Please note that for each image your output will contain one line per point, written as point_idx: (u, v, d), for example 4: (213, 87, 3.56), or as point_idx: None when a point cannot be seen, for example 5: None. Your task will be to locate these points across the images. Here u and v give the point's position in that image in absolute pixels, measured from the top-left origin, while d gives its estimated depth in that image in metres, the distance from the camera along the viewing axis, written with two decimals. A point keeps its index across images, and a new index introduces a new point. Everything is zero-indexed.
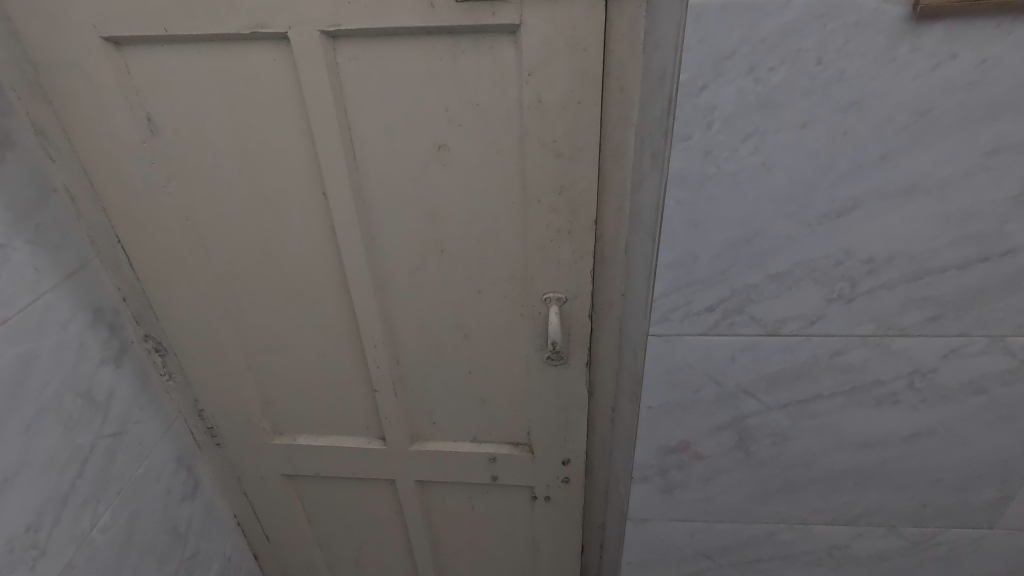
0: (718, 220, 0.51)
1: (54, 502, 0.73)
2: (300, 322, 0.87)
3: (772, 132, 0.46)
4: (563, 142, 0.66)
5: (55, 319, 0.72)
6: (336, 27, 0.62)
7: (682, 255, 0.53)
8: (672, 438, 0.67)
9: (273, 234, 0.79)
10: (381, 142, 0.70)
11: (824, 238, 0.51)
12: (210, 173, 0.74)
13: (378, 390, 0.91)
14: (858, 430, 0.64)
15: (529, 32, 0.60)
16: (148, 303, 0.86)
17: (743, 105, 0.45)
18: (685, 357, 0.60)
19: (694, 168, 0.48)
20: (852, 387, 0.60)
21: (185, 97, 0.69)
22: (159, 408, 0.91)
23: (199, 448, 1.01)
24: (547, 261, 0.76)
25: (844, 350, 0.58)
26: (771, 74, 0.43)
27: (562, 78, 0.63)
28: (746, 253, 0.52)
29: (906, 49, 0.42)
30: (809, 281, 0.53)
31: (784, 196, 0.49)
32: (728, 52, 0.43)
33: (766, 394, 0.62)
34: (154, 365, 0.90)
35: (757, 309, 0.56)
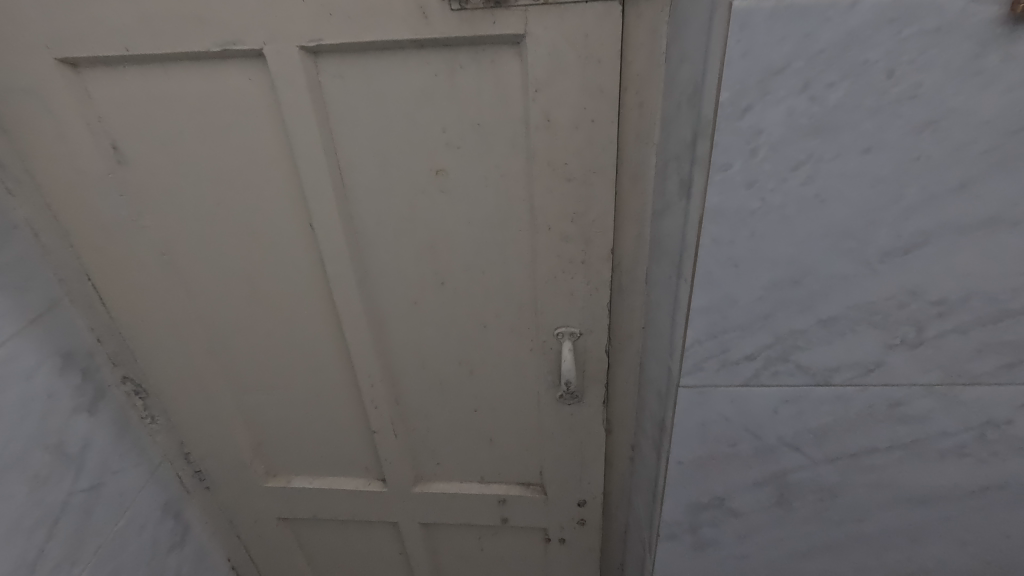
0: (763, 261, 0.43)
1: (21, 571, 0.66)
2: (290, 361, 0.80)
3: (828, 158, 0.39)
4: (574, 165, 0.59)
5: (18, 369, 0.65)
6: (316, 42, 0.55)
7: (719, 299, 0.46)
8: (704, 494, 0.60)
9: (256, 269, 0.72)
10: (373, 168, 0.63)
11: (886, 277, 0.43)
12: (185, 204, 0.67)
13: (376, 431, 0.84)
14: (916, 484, 0.56)
15: (535, 43, 0.53)
16: (125, 342, 0.79)
17: (795, 128, 0.38)
18: (720, 409, 0.53)
19: (734, 202, 0.41)
20: (911, 439, 0.53)
21: (155, 122, 0.62)
22: (141, 454, 0.84)
23: (187, 492, 0.94)
24: (559, 293, 0.68)
25: (903, 400, 0.50)
26: (830, 91, 0.36)
27: (573, 94, 0.55)
28: (794, 296, 0.45)
29: (996, 57, 0.35)
30: (865, 326, 0.46)
31: (841, 231, 0.42)
32: (778, 66, 0.36)
33: (812, 447, 0.54)
34: (135, 408, 0.83)
35: (804, 357, 0.48)
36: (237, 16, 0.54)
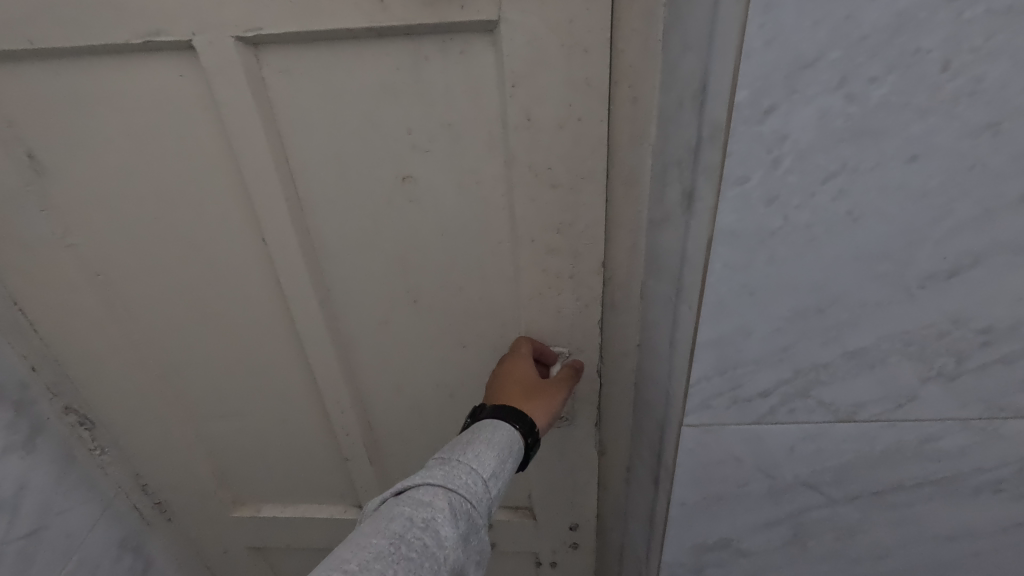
0: (783, 288, 0.37)
1: None
2: (250, 387, 0.73)
3: (866, 168, 0.32)
4: (560, 170, 0.52)
5: None
6: (256, 31, 0.47)
7: (730, 331, 0.39)
8: (710, 534, 0.54)
9: (205, 288, 0.64)
10: (331, 176, 0.55)
11: (926, 304, 0.37)
12: (120, 218, 0.59)
13: (350, 458, 0.77)
14: (945, 521, 0.50)
15: (511, 30, 0.46)
16: (64, 371, 0.71)
17: (826, 134, 0.31)
18: (729, 447, 0.47)
19: (751, 222, 0.34)
20: (943, 476, 0.47)
21: (75, 126, 0.54)
22: (91, 489, 0.76)
23: (149, 524, 0.86)
24: (545, 311, 0.62)
25: (936, 435, 0.44)
26: (871, 88, 0.29)
27: (557, 89, 0.48)
28: (819, 326, 0.39)
29: None
30: (900, 357, 0.40)
31: (877, 253, 0.35)
32: (809, 58, 0.29)
33: (832, 486, 0.49)
34: (81, 440, 0.75)
35: (827, 393, 0.42)
36: (160, 2, 0.46)
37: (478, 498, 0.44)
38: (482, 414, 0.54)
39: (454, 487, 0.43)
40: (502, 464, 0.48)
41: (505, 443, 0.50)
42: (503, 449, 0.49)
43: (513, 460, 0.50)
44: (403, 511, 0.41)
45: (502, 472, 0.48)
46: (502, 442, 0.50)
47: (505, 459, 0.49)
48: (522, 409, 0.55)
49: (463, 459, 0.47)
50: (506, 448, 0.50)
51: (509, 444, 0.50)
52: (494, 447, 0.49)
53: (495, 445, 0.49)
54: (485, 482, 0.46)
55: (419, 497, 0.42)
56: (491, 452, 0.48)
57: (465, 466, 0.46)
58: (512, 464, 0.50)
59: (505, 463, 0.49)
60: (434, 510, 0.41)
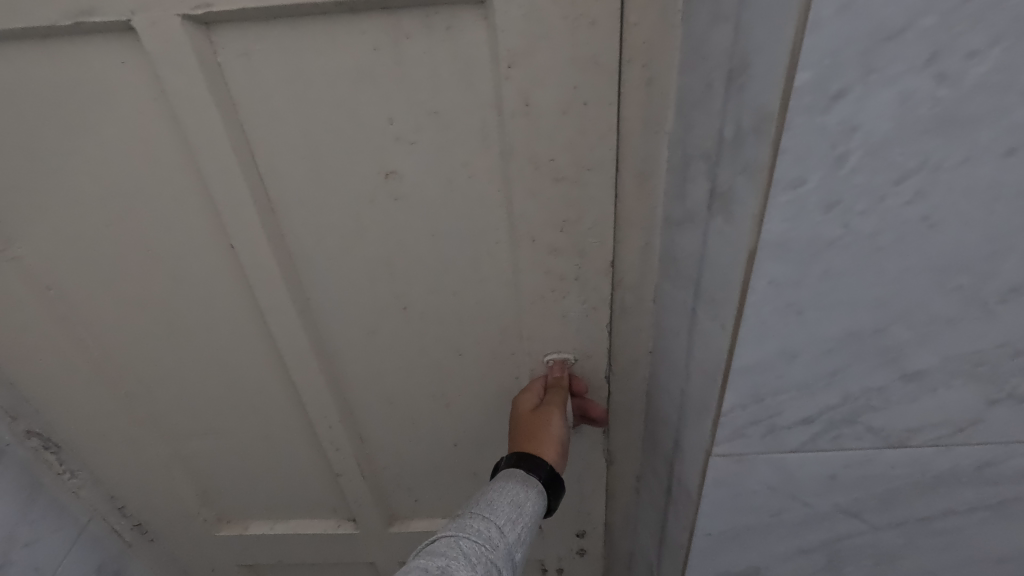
0: (836, 305, 0.32)
1: None
2: (228, 403, 0.67)
3: (950, 165, 0.27)
4: (563, 162, 0.46)
5: None
6: (204, 8, 0.40)
7: (773, 354, 0.35)
8: (737, 563, 0.49)
9: (170, 301, 0.57)
10: (302, 174, 0.49)
11: (1005, 322, 0.32)
12: (68, 227, 0.52)
13: (341, 473, 0.72)
14: (1000, 548, 0.45)
15: (504, 1, 0.39)
16: (21, 394, 0.64)
17: (904, 124, 0.26)
18: (762, 478, 0.43)
19: (805, 230, 0.30)
20: (1002, 499, 0.42)
21: (3, 123, 0.46)
22: (62, 516, 0.71)
23: (129, 545, 0.81)
24: (548, 315, 0.56)
25: (996, 459, 0.39)
26: (969, 66, 0.25)
27: (560, 70, 0.41)
28: (874, 347, 0.34)
29: None
30: (966, 379, 0.35)
31: (953, 264, 0.30)
32: (894, 29, 0.24)
33: (874, 513, 0.44)
34: (48, 465, 0.69)
35: (877, 418, 0.38)
36: None
37: (496, 543, 0.43)
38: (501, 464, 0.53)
39: (466, 534, 0.43)
40: (520, 507, 0.47)
41: (518, 488, 0.49)
42: (516, 494, 0.48)
43: (532, 502, 0.49)
44: (419, 564, 0.40)
45: (521, 517, 0.47)
46: (513, 489, 0.49)
47: (522, 501, 0.48)
48: (528, 452, 0.53)
49: (476, 511, 0.46)
50: (521, 491, 0.49)
51: (524, 486, 0.49)
52: (508, 495, 0.48)
53: (508, 492, 0.48)
54: (501, 527, 0.45)
55: (434, 549, 0.41)
56: (503, 501, 0.47)
57: (476, 517, 0.45)
58: (532, 507, 0.48)
59: (522, 507, 0.47)
60: (449, 557, 0.40)
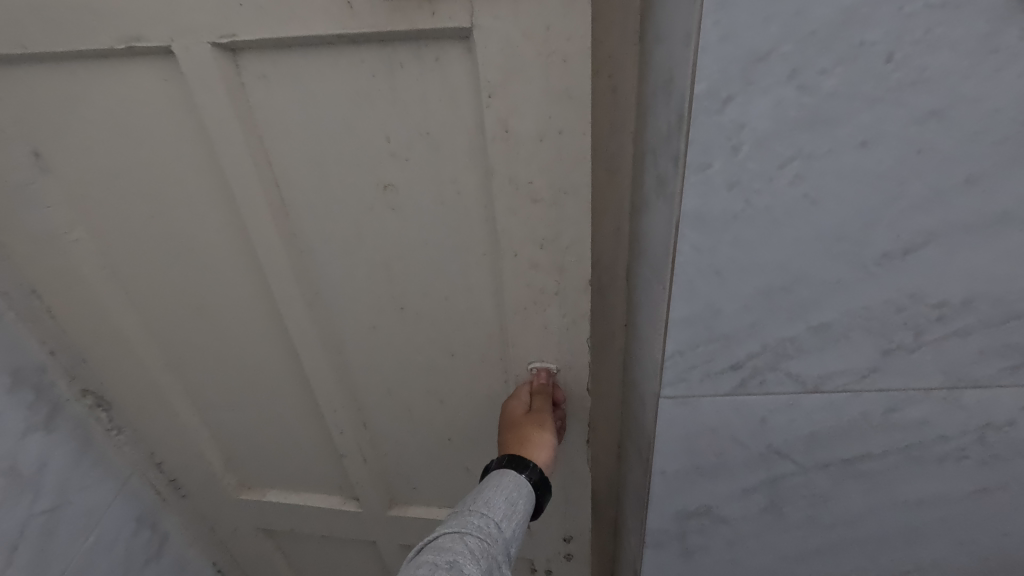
0: (747, 266, 0.42)
1: None
2: (247, 382, 0.74)
3: (821, 154, 0.37)
4: (541, 184, 0.49)
5: None
6: (229, 38, 0.46)
7: (702, 308, 0.44)
8: (692, 501, 0.59)
9: (200, 287, 0.65)
10: (311, 182, 0.54)
11: (885, 281, 0.42)
12: (120, 217, 0.61)
13: (345, 455, 0.78)
14: (912, 490, 0.54)
15: (484, 38, 0.43)
16: (80, 355, 0.74)
17: (781, 124, 0.36)
18: (706, 419, 0.52)
19: (716, 204, 0.39)
20: (909, 443, 0.51)
21: (71, 126, 0.55)
22: (108, 468, 0.81)
23: (164, 501, 0.91)
24: (530, 326, 0.59)
25: (898, 404, 0.49)
26: (822, 80, 0.34)
27: (536, 100, 0.45)
28: (783, 303, 0.44)
29: (1013, 34, 0.32)
30: (861, 330, 0.44)
31: (835, 234, 0.40)
32: (763, 52, 0.34)
33: (805, 455, 0.53)
34: (98, 421, 0.79)
35: (794, 365, 0.47)
36: (136, 8, 0.46)
37: (495, 538, 0.45)
38: (492, 465, 0.56)
39: (469, 530, 0.45)
40: (513, 506, 0.50)
41: (512, 487, 0.51)
42: (510, 493, 0.51)
43: (524, 501, 0.51)
44: (426, 560, 0.42)
45: (514, 515, 0.49)
46: (506, 487, 0.51)
47: (516, 500, 0.50)
48: (519, 454, 0.56)
49: (473, 508, 0.48)
50: (514, 491, 0.51)
51: (517, 486, 0.52)
52: (502, 493, 0.50)
53: (502, 491, 0.51)
54: (498, 524, 0.47)
55: (440, 544, 0.43)
56: (499, 499, 0.50)
57: (475, 514, 0.47)
58: (524, 506, 0.51)
59: (516, 505, 0.50)
60: (455, 553, 0.42)
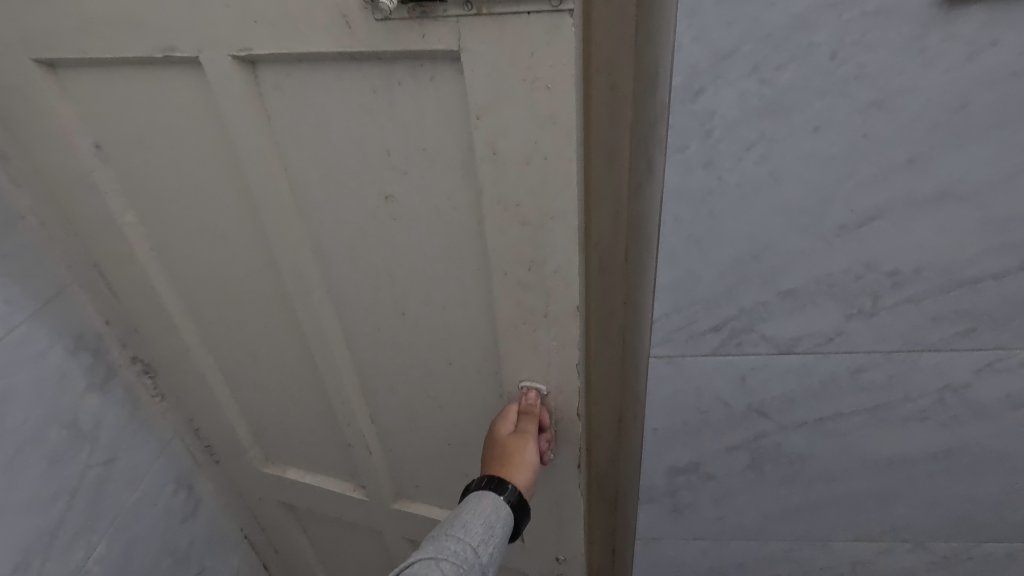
0: (723, 236, 0.53)
1: (43, 537, 0.74)
2: (269, 367, 0.79)
3: (781, 139, 0.47)
4: (529, 208, 0.49)
5: (31, 352, 0.71)
6: (245, 51, 0.49)
7: (686, 274, 0.56)
8: (682, 457, 0.72)
9: (228, 274, 0.70)
10: (321, 187, 0.57)
11: (841, 253, 0.52)
12: (163, 206, 0.67)
13: (354, 446, 0.82)
14: (880, 450, 0.65)
15: (471, 61, 0.43)
16: (131, 326, 0.82)
17: (746, 111, 0.46)
18: (693, 371, 0.63)
19: (695, 180, 0.50)
20: (874, 405, 0.61)
21: (125, 122, 0.61)
22: (152, 430, 0.90)
23: (199, 465, 0.99)
24: (521, 346, 0.59)
25: (864, 367, 0.58)
26: (778, 73, 0.44)
27: (522, 125, 0.45)
28: (756, 269, 0.54)
29: (938, 37, 0.41)
30: (825, 298, 0.55)
31: (797, 210, 0.50)
32: (726, 52, 0.44)
33: (781, 414, 0.64)
34: (145, 386, 0.88)
35: (768, 327, 0.58)
36: (168, 21, 0.50)
37: (470, 563, 0.48)
38: (472, 485, 0.58)
39: (444, 556, 0.47)
40: (490, 530, 0.52)
41: (490, 510, 0.53)
42: (487, 517, 0.53)
43: (501, 524, 0.53)
44: None
45: (490, 538, 0.51)
46: (484, 510, 0.53)
47: (493, 523, 0.52)
48: (499, 477, 0.57)
49: (450, 533, 0.50)
50: (492, 514, 0.53)
51: (495, 509, 0.54)
52: (480, 516, 0.53)
53: (479, 515, 0.53)
54: (474, 549, 0.49)
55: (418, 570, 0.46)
56: (477, 522, 0.52)
57: (452, 539, 0.49)
58: (501, 529, 0.53)
59: (493, 528, 0.52)
60: None
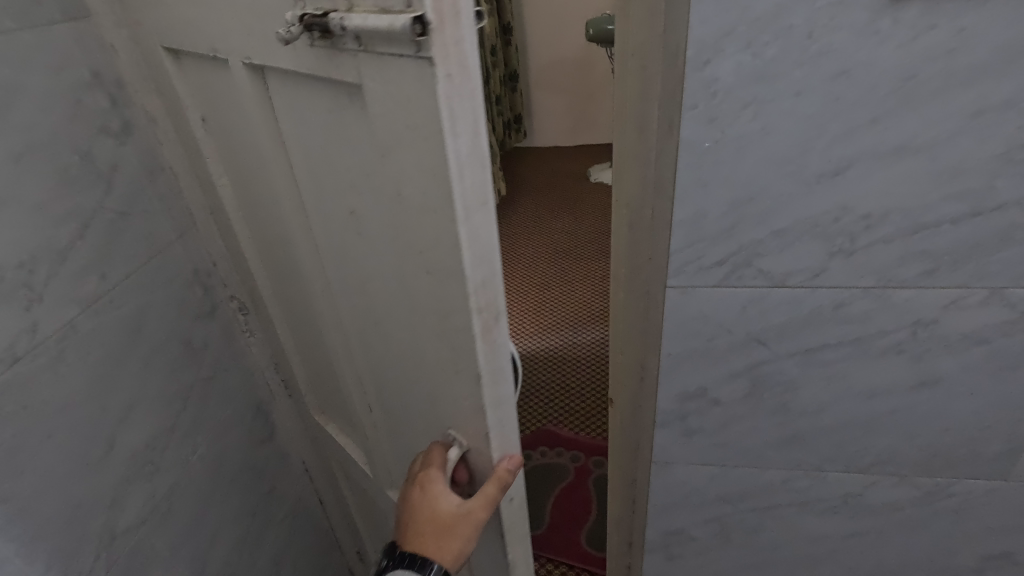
0: (723, 181, 0.61)
1: (164, 430, 0.91)
2: (307, 330, 0.93)
3: (770, 100, 0.56)
4: (429, 257, 0.47)
5: (162, 278, 0.89)
6: (251, 59, 0.57)
7: (692, 214, 0.64)
8: (690, 384, 0.78)
9: (275, 245, 0.84)
10: (310, 189, 0.62)
11: (822, 195, 0.60)
12: (236, 174, 0.82)
13: (361, 422, 0.91)
14: (864, 380, 0.73)
15: (372, 94, 0.42)
16: (234, 269, 1.01)
17: (741, 77, 0.55)
18: (698, 307, 0.71)
19: (701, 134, 0.59)
20: (858, 336, 0.69)
21: (211, 105, 0.76)
22: (243, 358, 1.08)
23: (274, 397, 1.16)
24: (445, 393, 0.56)
25: (846, 301, 0.66)
26: (766, 48, 0.53)
27: (413, 168, 0.42)
28: (752, 210, 0.62)
29: (888, 21, 0.50)
30: (810, 236, 0.62)
31: (782, 158, 0.58)
32: (727, 30, 0.53)
33: (777, 343, 0.71)
34: (238, 322, 1.05)
35: (764, 263, 0.65)
36: (212, 27, 0.61)
37: None
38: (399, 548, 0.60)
39: None
40: None
41: None
42: None
43: None
44: None
45: None
46: None
47: None
48: (418, 553, 0.58)
49: None
50: None
51: None
52: None
53: None
54: None
55: None
56: None
57: None
58: None
59: None
60: None
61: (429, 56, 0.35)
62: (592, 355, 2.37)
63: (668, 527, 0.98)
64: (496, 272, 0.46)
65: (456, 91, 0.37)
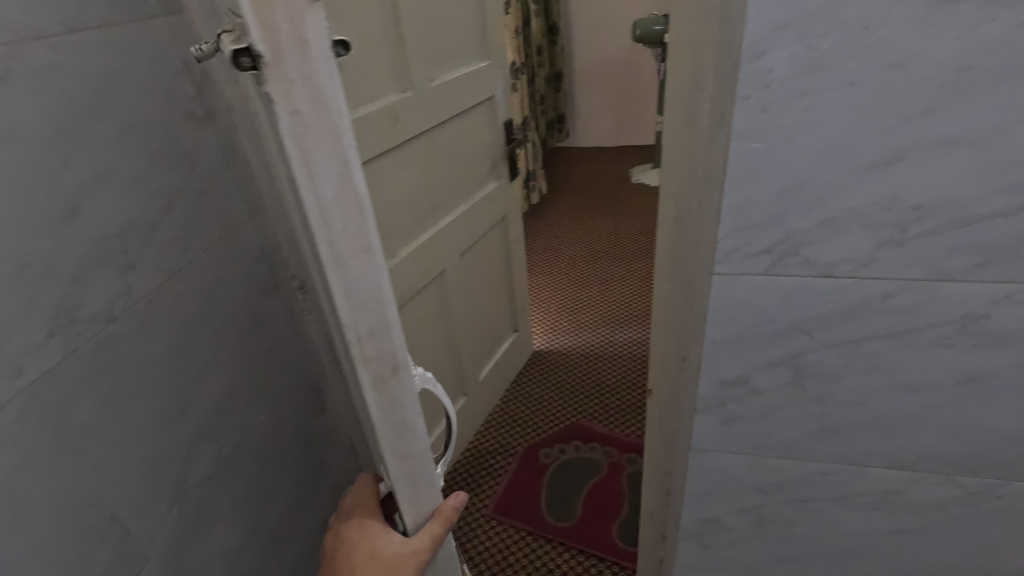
0: (773, 169, 0.63)
1: (229, 395, 0.98)
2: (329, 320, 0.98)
3: (822, 91, 0.57)
4: (327, 292, 0.45)
5: (234, 254, 0.97)
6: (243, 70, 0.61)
7: (741, 201, 0.66)
8: (731, 371, 0.80)
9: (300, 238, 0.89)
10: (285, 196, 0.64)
11: (872, 184, 0.61)
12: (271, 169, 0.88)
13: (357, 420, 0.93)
14: (908, 374, 0.73)
15: (266, 122, 0.42)
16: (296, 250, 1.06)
17: (795, 68, 0.57)
18: (743, 294, 0.72)
19: (754, 123, 0.61)
20: (905, 329, 0.70)
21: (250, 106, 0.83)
22: (301, 335, 1.14)
23: (327, 374, 1.22)
24: (369, 422, 0.55)
25: (893, 292, 0.67)
26: (821, 40, 0.55)
27: (298, 204, 0.41)
28: (800, 199, 0.64)
29: (946, 14, 0.52)
30: (858, 226, 0.64)
31: (833, 148, 0.60)
32: (782, 22, 0.55)
33: (820, 332, 0.73)
34: (297, 300, 1.11)
35: (811, 251, 0.67)
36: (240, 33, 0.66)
37: None
38: None
39: None
40: None
41: None
42: None
43: None
44: None
45: None
46: None
47: None
48: None
49: None
50: None
51: None
52: None
53: None
54: None
55: None
56: None
57: None
58: None
59: None
60: None
61: (268, 89, 0.33)
62: (628, 354, 2.38)
63: (702, 515, 1.00)
64: (387, 319, 0.43)
65: (304, 129, 0.34)
